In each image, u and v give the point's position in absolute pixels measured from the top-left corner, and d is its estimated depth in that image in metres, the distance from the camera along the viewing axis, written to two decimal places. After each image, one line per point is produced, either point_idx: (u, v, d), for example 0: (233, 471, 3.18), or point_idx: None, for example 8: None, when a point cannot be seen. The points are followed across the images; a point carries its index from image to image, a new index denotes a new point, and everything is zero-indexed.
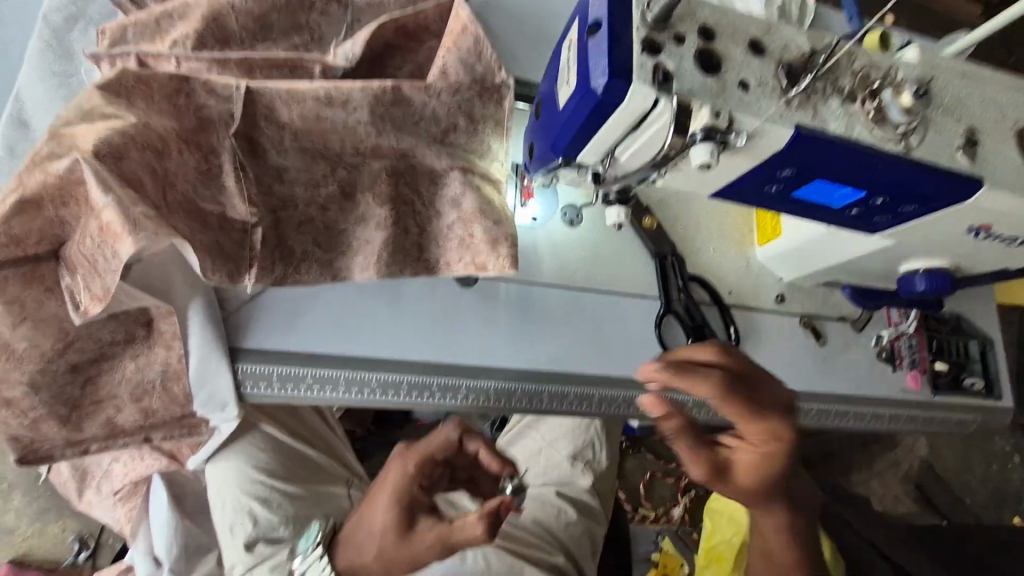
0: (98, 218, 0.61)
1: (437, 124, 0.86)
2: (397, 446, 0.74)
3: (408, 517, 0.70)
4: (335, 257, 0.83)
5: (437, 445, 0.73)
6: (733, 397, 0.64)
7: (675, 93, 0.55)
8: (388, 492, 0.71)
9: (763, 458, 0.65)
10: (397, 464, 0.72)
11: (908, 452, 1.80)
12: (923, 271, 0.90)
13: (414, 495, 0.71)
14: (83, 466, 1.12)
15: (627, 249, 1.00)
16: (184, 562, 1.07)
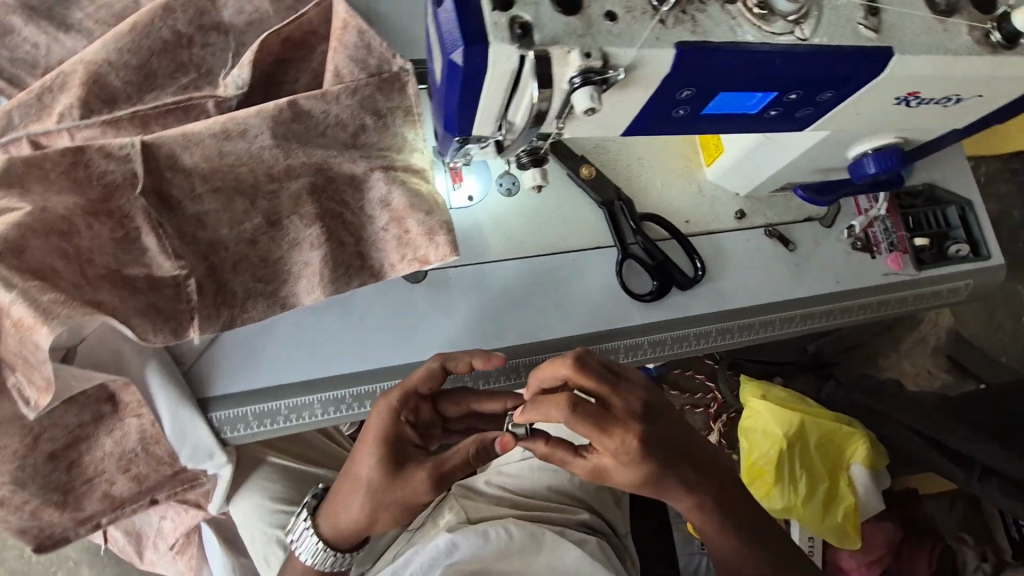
0: (10, 316, 0.65)
1: (345, 130, 0.84)
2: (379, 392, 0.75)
3: (397, 456, 0.73)
4: (278, 286, 0.83)
5: (423, 380, 0.75)
6: (582, 422, 0.65)
7: (538, 45, 0.52)
8: (372, 434, 0.73)
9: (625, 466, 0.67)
10: (382, 407, 0.74)
11: (932, 325, 1.76)
12: (871, 152, 0.87)
13: (400, 433, 0.74)
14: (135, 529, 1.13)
15: (572, 203, 0.98)
16: None
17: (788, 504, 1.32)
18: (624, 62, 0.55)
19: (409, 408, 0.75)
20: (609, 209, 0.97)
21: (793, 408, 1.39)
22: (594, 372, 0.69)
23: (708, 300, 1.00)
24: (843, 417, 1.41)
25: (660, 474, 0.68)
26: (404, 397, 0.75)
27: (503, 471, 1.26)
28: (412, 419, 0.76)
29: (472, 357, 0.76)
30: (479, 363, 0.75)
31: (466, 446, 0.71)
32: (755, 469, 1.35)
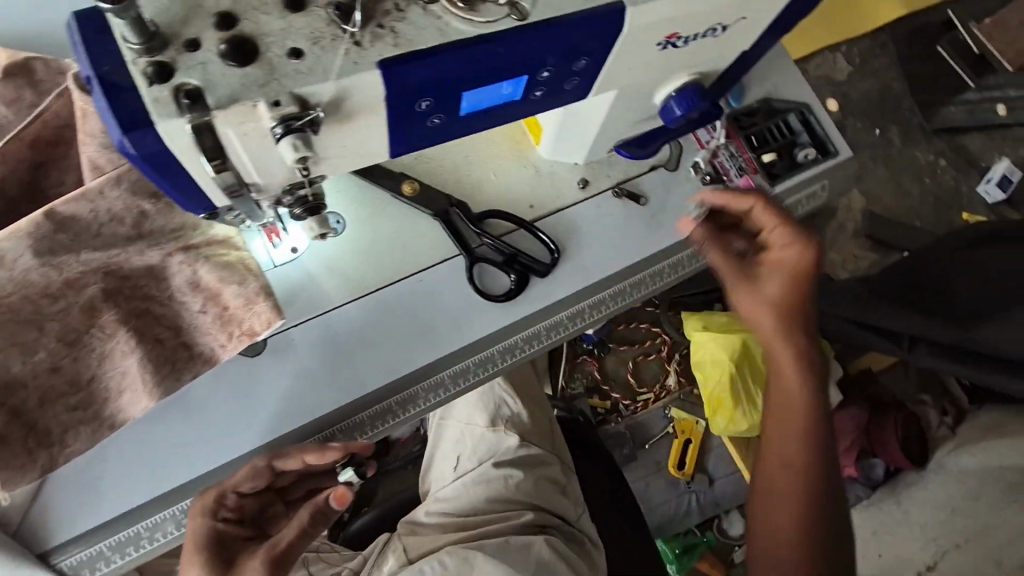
0: None
1: (123, 223, 0.77)
2: (192, 500, 0.74)
3: (223, 559, 0.70)
4: (99, 408, 0.76)
5: (245, 477, 0.74)
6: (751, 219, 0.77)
7: (214, 108, 0.47)
8: (191, 548, 0.70)
9: (784, 271, 0.73)
10: (197, 513, 0.72)
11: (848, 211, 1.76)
12: (674, 94, 0.85)
13: (219, 536, 0.72)
14: None
15: (405, 223, 0.93)
16: None
17: (753, 424, 1.46)
18: (325, 97, 0.50)
19: (228, 504, 0.75)
20: (444, 218, 0.93)
21: (734, 330, 1.46)
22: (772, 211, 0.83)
23: (572, 279, 0.98)
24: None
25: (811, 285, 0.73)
26: (221, 496, 0.73)
27: (440, 496, 1.23)
28: (233, 517, 0.75)
29: (303, 453, 0.75)
30: (310, 458, 0.75)
31: (301, 516, 0.73)
32: (716, 401, 1.46)
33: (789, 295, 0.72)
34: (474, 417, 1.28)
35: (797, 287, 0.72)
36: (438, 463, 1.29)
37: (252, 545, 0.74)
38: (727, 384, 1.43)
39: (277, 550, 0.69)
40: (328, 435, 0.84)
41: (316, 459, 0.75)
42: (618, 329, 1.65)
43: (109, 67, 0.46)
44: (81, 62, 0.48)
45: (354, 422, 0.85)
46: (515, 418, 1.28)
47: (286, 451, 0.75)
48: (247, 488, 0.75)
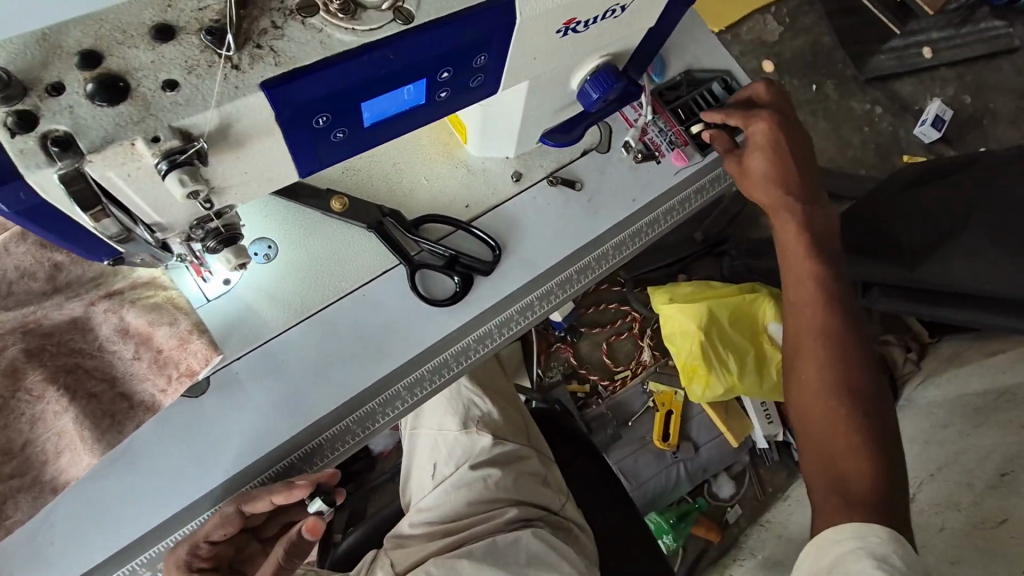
0: None
1: (36, 278, 0.75)
2: (164, 554, 0.73)
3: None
4: (38, 472, 0.73)
5: (215, 526, 0.73)
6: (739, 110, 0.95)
7: (88, 152, 0.46)
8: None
9: (759, 152, 0.91)
10: (172, 567, 0.72)
11: None
12: (589, 78, 0.86)
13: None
14: None
15: (340, 240, 0.92)
16: None
17: (728, 385, 1.48)
18: (208, 127, 0.50)
19: (202, 554, 0.74)
20: (379, 230, 0.92)
21: (699, 298, 1.52)
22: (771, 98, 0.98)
23: (518, 273, 0.97)
24: (745, 287, 1.54)
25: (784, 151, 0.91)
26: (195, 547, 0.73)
27: (421, 506, 1.22)
28: (208, 563, 0.75)
29: (272, 495, 0.74)
30: (278, 499, 0.73)
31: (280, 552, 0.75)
32: (690, 368, 1.49)
33: (772, 165, 0.91)
34: (445, 423, 1.28)
35: (772, 158, 0.91)
36: (416, 473, 1.28)
37: None
38: (698, 350, 1.46)
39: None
40: (286, 466, 0.82)
41: (284, 499, 0.74)
42: (588, 313, 1.77)
43: None
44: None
45: (312, 448, 0.84)
46: (486, 417, 1.28)
47: (255, 496, 0.73)
48: (219, 535, 0.74)
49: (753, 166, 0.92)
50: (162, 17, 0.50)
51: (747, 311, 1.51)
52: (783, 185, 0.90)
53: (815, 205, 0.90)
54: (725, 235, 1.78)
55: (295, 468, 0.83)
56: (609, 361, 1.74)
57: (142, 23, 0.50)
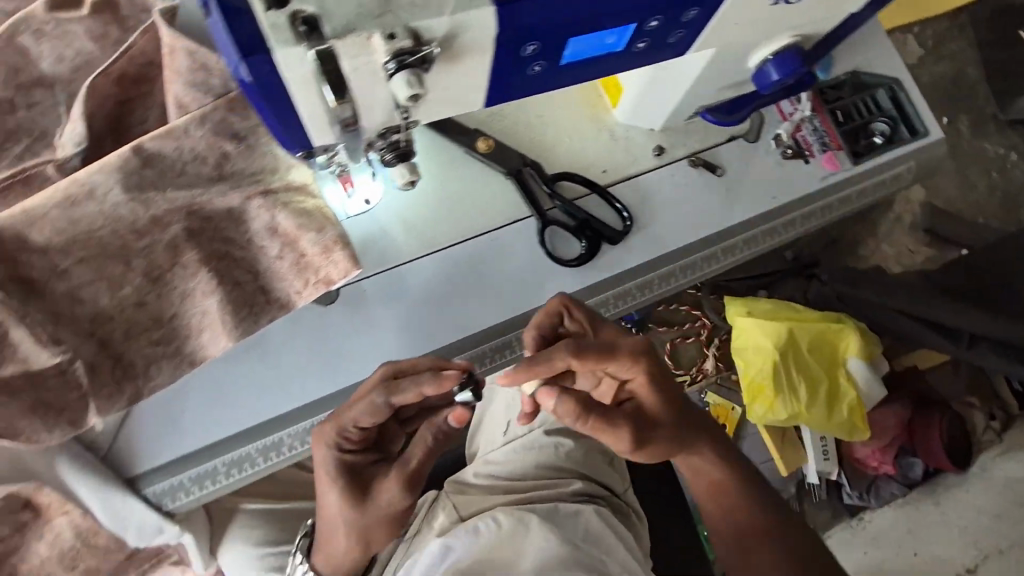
0: None
1: (206, 163, 0.77)
2: (314, 431, 0.75)
3: (361, 484, 0.75)
4: (181, 344, 0.78)
5: (365, 413, 0.71)
6: (587, 353, 0.70)
7: (330, 39, 0.47)
8: (325, 475, 0.75)
9: (644, 390, 0.75)
10: (326, 442, 0.74)
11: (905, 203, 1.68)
12: (772, 57, 0.80)
13: (346, 465, 0.75)
14: None
15: (477, 180, 0.92)
16: None
17: (793, 413, 1.32)
18: (439, 33, 0.49)
19: (351, 436, 0.75)
20: (517, 178, 0.91)
21: (780, 316, 1.36)
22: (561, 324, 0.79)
23: (645, 248, 0.95)
24: (827, 314, 1.39)
25: (659, 390, 0.75)
26: (344, 432, 0.73)
27: (489, 459, 1.24)
28: (357, 444, 0.76)
29: (421, 385, 0.70)
30: (427, 389, 0.69)
31: (426, 438, 0.74)
32: (756, 388, 1.33)
33: (664, 406, 0.76)
34: None
35: (667, 397, 0.76)
36: (488, 428, 1.32)
37: (382, 468, 0.77)
38: (769, 371, 1.31)
39: (409, 469, 0.74)
40: None
41: (434, 390, 0.69)
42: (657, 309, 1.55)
43: None
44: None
45: None
46: None
47: (403, 387, 0.70)
48: (368, 422, 0.73)
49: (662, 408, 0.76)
50: None
51: (827, 341, 1.36)
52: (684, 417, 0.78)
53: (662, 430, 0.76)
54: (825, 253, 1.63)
55: None
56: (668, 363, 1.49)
57: None
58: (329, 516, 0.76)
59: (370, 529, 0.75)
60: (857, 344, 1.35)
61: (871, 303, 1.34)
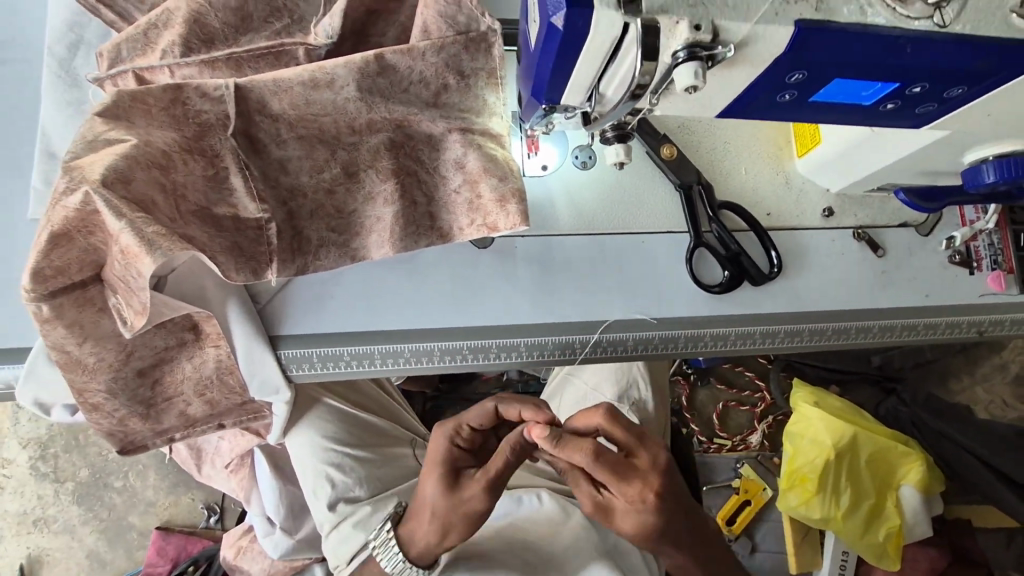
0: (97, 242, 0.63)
1: (428, 87, 0.82)
2: (436, 422, 0.85)
3: (454, 475, 0.79)
4: (350, 238, 0.85)
5: (477, 411, 0.82)
6: (603, 465, 0.69)
7: (643, 14, 0.50)
8: (433, 463, 0.81)
9: (632, 514, 0.70)
10: (443, 429, 0.83)
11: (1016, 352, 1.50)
12: (993, 158, 0.76)
13: (450, 458, 0.81)
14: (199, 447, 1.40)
15: (646, 181, 0.95)
16: (291, 519, 1.27)
17: (826, 515, 1.28)
18: (736, 37, 0.52)
19: (462, 436, 0.82)
20: (686, 193, 0.93)
21: (847, 418, 1.32)
22: (624, 424, 0.73)
23: (782, 297, 0.95)
24: (897, 435, 1.33)
25: (655, 525, 0.70)
26: (459, 426, 0.83)
27: None
28: (467, 443, 0.83)
29: (521, 408, 0.81)
30: (531, 426, 0.76)
31: (506, 448, 0.76)
32: (798, 477, 1.30)
33: (641, 532, 0.71)
34: (601, 386, 1.23)
35: (656, 531, 0.71)
36: None
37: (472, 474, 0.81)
38: (820, 466, 1.27)
39: (490, 476, 0.76)
40: (514, 343, 0.89)
41: (532, 414, 0.81)
42: (724, 366, 1.63)
43: None
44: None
45: (540, 343, 0.89)
46: (641, 403, 1.21)
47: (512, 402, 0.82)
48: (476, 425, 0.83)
49: (636, 532, 0.71)
50: None
51: (891, 460, 1.30)
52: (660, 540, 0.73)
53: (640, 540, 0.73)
54: (928, 374, 1.52)
55: (517, 351, 0.90)
56: (717, 422, 1.58)
57: None
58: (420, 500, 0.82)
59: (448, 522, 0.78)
60: (911, 472, 1.29)
61: (945, 435, 1.35)
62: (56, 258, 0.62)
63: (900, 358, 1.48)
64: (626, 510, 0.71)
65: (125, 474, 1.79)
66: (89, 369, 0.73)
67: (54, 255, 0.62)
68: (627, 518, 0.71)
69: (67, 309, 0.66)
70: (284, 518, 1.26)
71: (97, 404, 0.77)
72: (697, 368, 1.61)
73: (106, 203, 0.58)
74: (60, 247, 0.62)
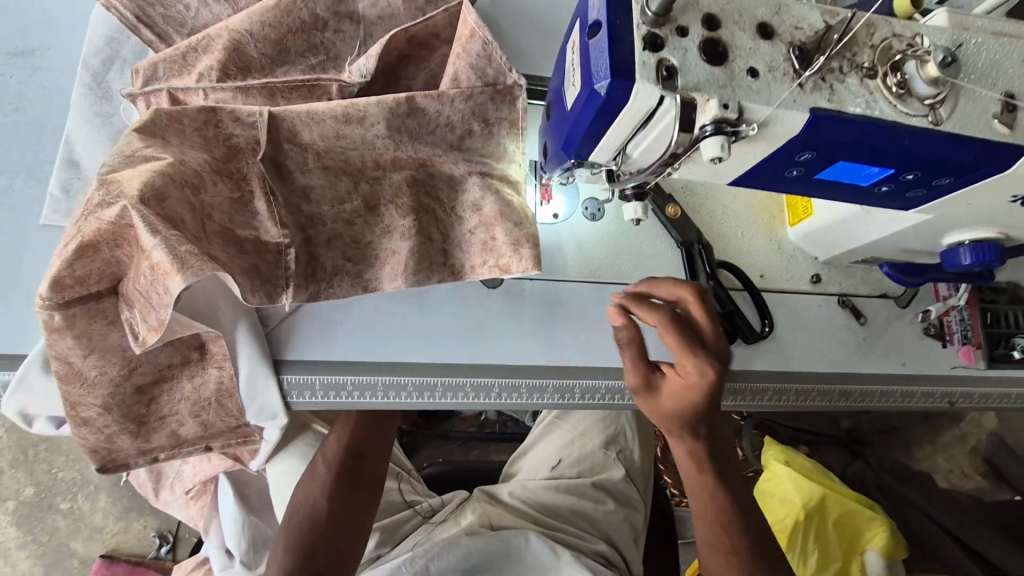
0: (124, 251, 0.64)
1: (453, 131, 0.86)
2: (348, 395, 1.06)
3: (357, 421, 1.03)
4: (364, 269, 0.86)
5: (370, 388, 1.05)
6: (677, 329, 0.71)
7: (679, 89, 0.55)
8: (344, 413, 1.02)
9: (687, 384, 0.71)
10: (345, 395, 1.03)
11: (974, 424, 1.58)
12: (969, 243, 0.83)
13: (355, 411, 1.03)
14: (158, 469, 1.33)
15: (651, 237, 0.99)
16: (252, 553, 1.19)
17: None
18: (759, 117, 0.57)
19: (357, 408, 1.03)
20: (687, 251, 0.98)
21: (817, 479, 1.34)
22: (705, 303, 0.74)
23: (771, 357, 0.99)
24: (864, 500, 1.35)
25: (703, 402, 0.71)
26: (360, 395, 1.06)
27: (527, 484, 1.21)
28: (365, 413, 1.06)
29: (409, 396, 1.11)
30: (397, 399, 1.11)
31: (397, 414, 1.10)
32: None
33: (683, 410, 0.72)
34: (589, 432, 1.26)
35: (696, 410, 0.72)
36: (534, 456, 1.28)
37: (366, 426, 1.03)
38: (789, 525, 1.30)
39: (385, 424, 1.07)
40: (516, 384, 0.90)
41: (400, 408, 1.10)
42: None
43: (622, 20, 0.55)
44: (598, 8, 0.57)
45: (542, 385, 0.90)
46: (627, 452, 1.26)
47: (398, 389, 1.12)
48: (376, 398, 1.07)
49: (677, 407, 0.72)
50: (769, 19, 0.59)
51: (857, 524, 1.31)
52: (687, 427, 0.74)
53: (676, 425, 0.74)
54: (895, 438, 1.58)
55: (517, 392, 0.90)
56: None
57: (753, 17, 0.59)
58: (309, 502, 0.96)
59: (349, 498, 0.98)
60: (876, 539, 1.29)
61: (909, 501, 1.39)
62: (78, 268, 0.63)
63: (868, 423, 1.55)
64: (682, 385, 0.71)
65: (73, 496, 1.67)
66: (88, 382, 0.72)
67: (77, 266, 0.63)
68: (677, 393, 0.72)
69: (78, 319, 0.66)
70: (246, 552, 1.18)
71: (88, 419, 0.75)
72: None
73: (144, 220, 0.61)
74: (84, 258, 0.63)
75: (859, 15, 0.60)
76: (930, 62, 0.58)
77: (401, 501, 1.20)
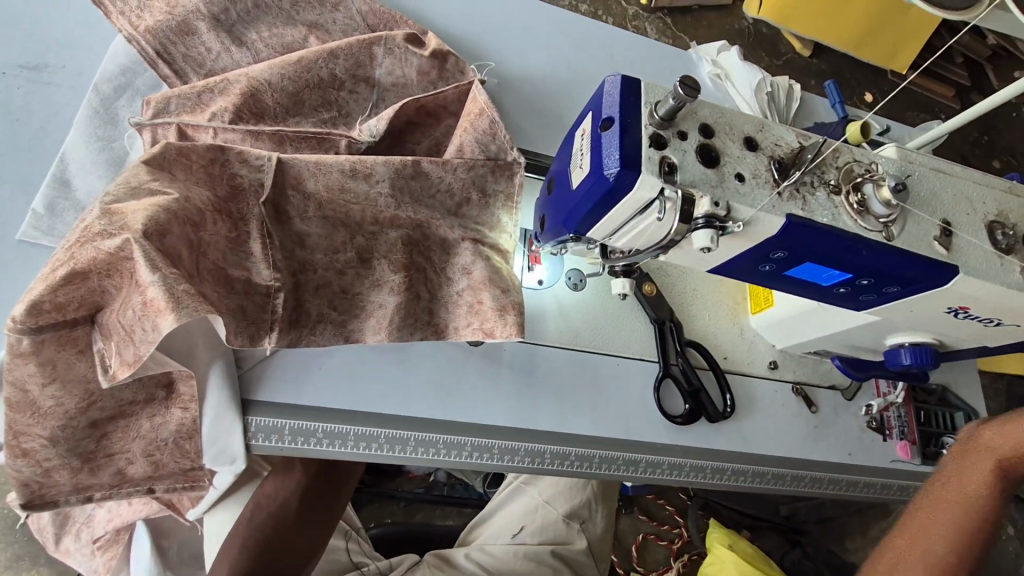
0: (115, 281, 0.66)
1: (452, 198, 0.91)
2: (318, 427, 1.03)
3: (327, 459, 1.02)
4: (349, 318, 0.85)
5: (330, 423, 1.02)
6: None
7: (677, 184, 0.62)
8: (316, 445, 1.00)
9: None
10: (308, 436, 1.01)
11: None
12: (909, 345, 0.92)
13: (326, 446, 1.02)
14: (65, 511, 1.13)
15: (626, 313, 1.04)
16: None
17: None
18: (742, 217, 0.65)
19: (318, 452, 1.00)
20: (659, 327, 1.03)
21: (759, 565, 1.36)
22: None
23: (729, 436, 1.04)
24: None
25: None
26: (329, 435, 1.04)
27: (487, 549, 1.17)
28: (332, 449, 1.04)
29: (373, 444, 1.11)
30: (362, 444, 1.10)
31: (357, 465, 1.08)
32: None
33: None
34: (554, 500, 1.24)
35: None
36: (498, 521, 1.24)
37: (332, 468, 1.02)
38: None
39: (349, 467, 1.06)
40: (488, 444, 0.89)
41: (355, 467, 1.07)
42: (647, 498, 1.70)
43: (630, 121, 0.63)
44: (611, 106, 0.64)
45: (514, 447, 0.90)
46: (590, 523, 1.25)
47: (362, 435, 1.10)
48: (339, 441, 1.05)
49: None
50: (754, 134, 0.68)
51: None
52: None
53: None
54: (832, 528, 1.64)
55: (489, 452, 0.89)
56: (636, 555, 1.63)
57: (742, 131, 0.68)
58: (277, 502, 0.95)
59: (308, 522, 0.97)
60: None
61: None
62: (61, 295, 0.64)
63: (806, 511, 1.65)
64: None
65: None
66: (40, 412, 0.69)
67: (61, 291, 0.64)
68: None
69: (46, 346, 0.66)
70: None
71: (28, 451, 0.70)
72: (624, 497, 1.67)
73: (145, 254, 0.63)
74: (69, 285, 0.64)
75: (828, 141, 0.70)
76: (885, 187, 0.68)
77: (349, 562, 1.15)
